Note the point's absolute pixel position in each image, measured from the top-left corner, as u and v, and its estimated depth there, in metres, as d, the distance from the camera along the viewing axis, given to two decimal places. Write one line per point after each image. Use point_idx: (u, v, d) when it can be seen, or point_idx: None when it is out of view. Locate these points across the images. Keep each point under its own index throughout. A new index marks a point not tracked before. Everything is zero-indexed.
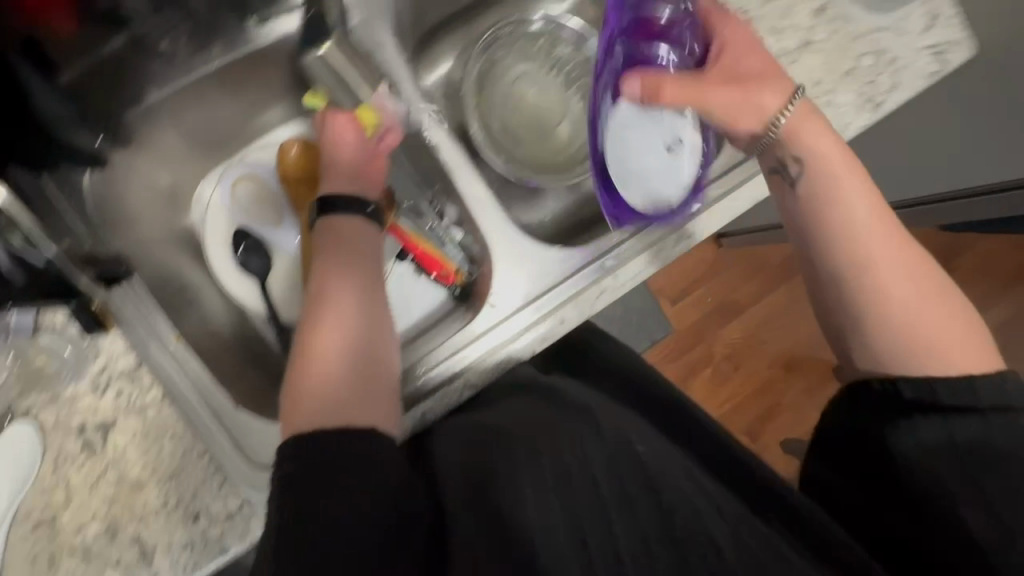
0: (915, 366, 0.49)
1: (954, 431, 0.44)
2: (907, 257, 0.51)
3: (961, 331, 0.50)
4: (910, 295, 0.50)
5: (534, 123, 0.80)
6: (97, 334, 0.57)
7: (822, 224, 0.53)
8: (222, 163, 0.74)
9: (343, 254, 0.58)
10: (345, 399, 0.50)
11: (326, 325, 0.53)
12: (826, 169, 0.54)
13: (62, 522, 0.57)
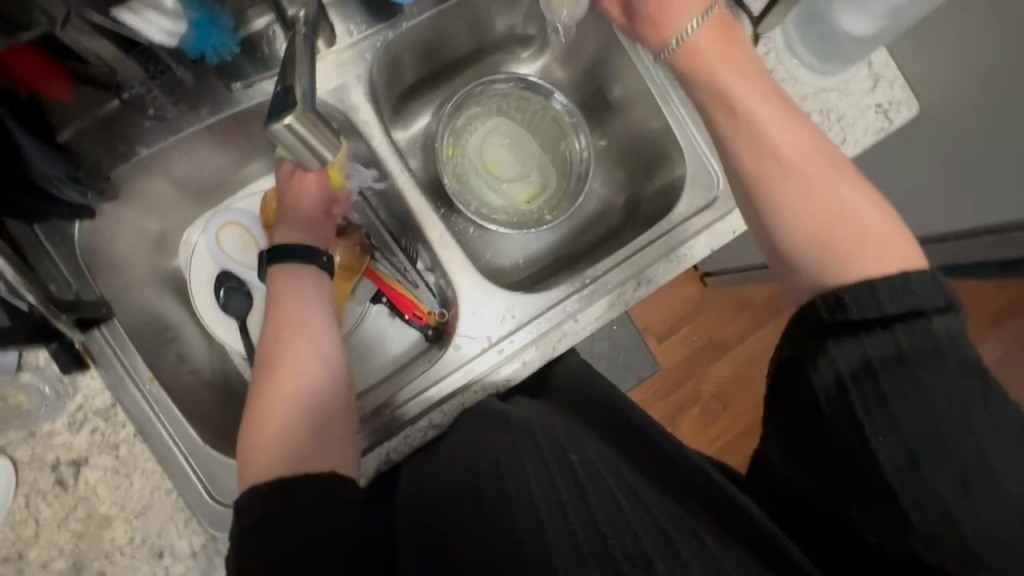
0: (836, 274, 0.50)
1: (867, 348, 0.45)
2: (818, 164, 0.53)
3: (881, 233, 0.50)
4: (822, 208, 0.52)
5: (506, 174, 0.87)
6: (76, 373, 0.60)
7: (734, 138, 0.56)
8: (208, 211, 0.78)
9: (302, 304, 0.62)
10: (301, 446, 0.52)
11: (280, 374, 0.56)
12: (731, 84, 0.56)
13: (29, 558, 0.58)
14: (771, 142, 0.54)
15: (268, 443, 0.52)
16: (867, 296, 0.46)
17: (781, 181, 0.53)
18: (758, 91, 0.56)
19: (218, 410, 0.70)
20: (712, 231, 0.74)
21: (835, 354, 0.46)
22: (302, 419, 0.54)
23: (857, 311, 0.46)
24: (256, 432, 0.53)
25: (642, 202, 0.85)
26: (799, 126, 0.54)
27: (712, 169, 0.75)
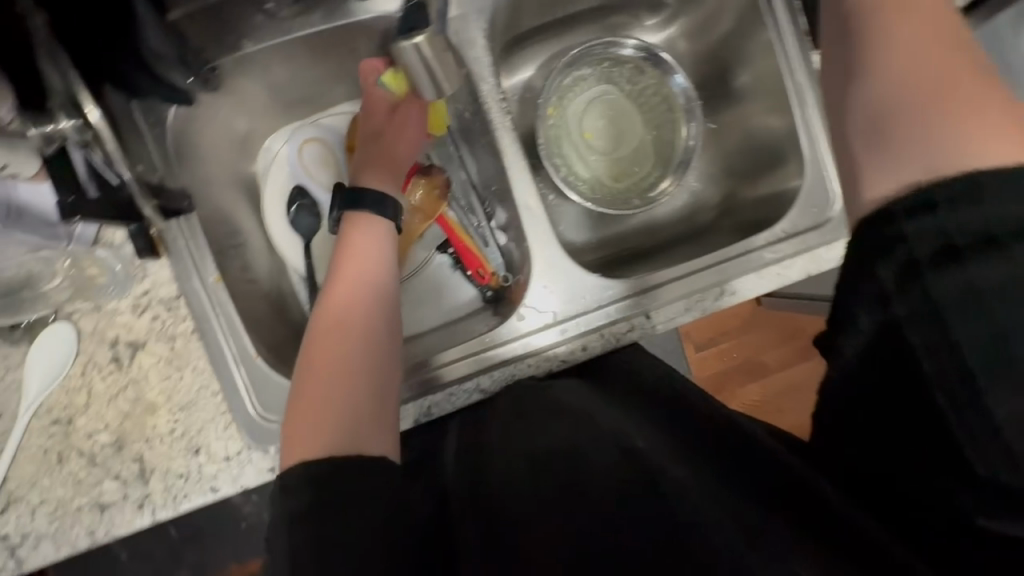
0: (922, 158, 0.39)
1: (974, 275, 0.34)
2: (925, 26, 0.42)
3: (1001, 116, 0.38)
4: (929, 76, 0.40)
5: (602, 148, 0.82)
6: (148, 258, 0.60)
7: (845, 2, 0.46)
8: (294, 121, 0.76)
9: (361, 273, 0.59)
10: (351, 424, 0.50)
11: (334, 344, 0.54)
12: None
13: (77, 424, 0.60)
14: (878, 18, 0.43)
15: (313, 417, 0.50)
16: (966, 201, 0.36)
17: (879, 47, 0.43)
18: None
19: (272, 323, 0.70)
20: (813, 255, 0.68)
21: (928, 287, 0.36)
22: (352, 396, 0.51)
23: (946, 223, 0.36)
24: (303, 403, 0.51)
25: (737, 208, 0.79)
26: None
27: (831, 188, 0.68)
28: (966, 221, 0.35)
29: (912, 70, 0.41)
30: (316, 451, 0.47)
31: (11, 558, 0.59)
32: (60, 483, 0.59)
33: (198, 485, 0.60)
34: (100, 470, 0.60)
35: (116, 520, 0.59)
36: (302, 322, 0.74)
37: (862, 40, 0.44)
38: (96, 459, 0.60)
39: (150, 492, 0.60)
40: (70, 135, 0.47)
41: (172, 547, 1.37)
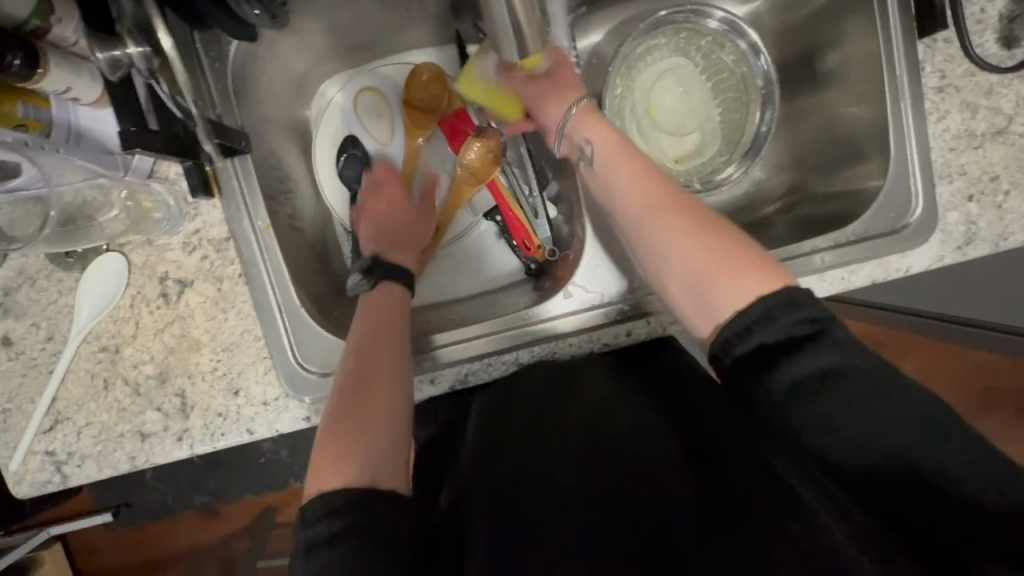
0: (717, 303, 0.47)
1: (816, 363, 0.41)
2: (686, 212, 0.52)
3: (741, 261, 0.48)
4: (691, 257, 0.50)
5: (667, 125, 0.78)
6: (202, 197, 0.59)
7: (649, 257, 0.53)
8: (351, 69, 0.74)
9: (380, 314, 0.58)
10: (371, 449, 0.46)
11: (360, 372, 0.51)
12: (624, 213, 0.55)
13: (124, 354, 0.61)
14: (640, 209, 0.54)
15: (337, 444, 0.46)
16: (765, 320, 0.44)
17: (664, 225, 0.52)
18: (620, 147, 0.58)
19: (316, 272, 0.69)
20: (881, 260, 0.65)
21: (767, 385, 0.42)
22: (382, 424, 0.48)
23: (764, 335, 0.43)
24: (329, 432, 0.48)
25: (803, 203, 0.75)
26: (650, 173, 0.56)
27: (915, 193, 0.64)
28: (773, 333, 0.43)
29: (677, 242, 0.51)
30: (337, 483, 0.43)
31: (56, 473, 0.61)
32: (106, 409, 0.61)
33: (236, 426, 0.61)
34: (144, 400, 0.61)
35: (157, 450, 0.61)
36: (343, 274, 0.74)
37: (646, 227, 0.53)
38: (140, 389, 0.61)
39: (190, 427, 0.61)
40: (137, 62, 0.45)
41: (193, 473, 1.44)
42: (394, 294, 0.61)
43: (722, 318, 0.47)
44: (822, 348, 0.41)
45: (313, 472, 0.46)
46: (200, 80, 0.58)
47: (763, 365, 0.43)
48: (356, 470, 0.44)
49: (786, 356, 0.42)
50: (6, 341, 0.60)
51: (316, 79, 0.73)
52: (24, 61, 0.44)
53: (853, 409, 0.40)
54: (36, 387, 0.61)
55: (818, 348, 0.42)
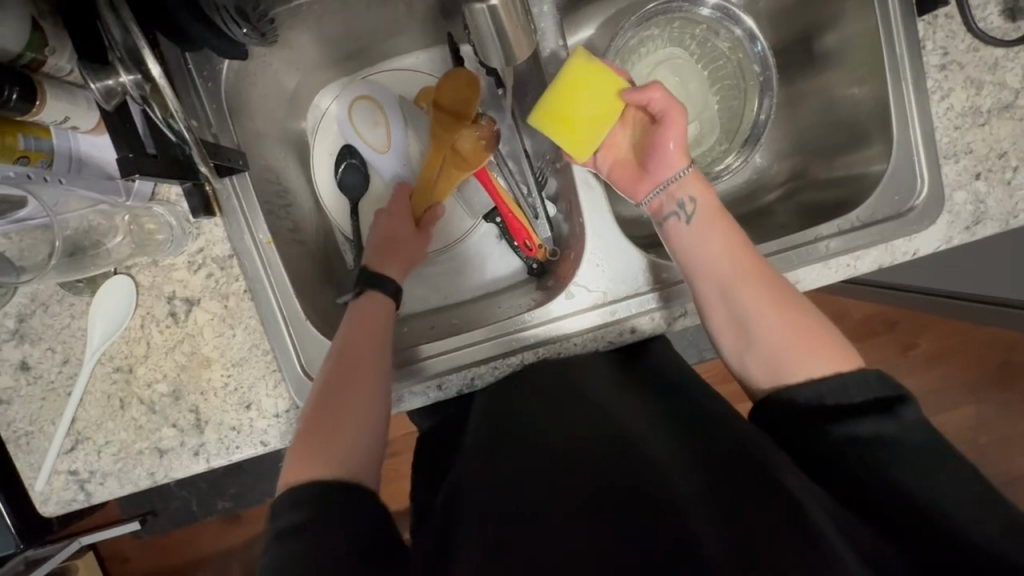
0: (795, 372, 0.52)
1: (883, 428, 0.45)
2: (776, 289, 0.55)
3: (821, 342, 0.52)
4: (776, 329, 0.54)
5: None
6: (202, 217, 0.59)
7: (740, 326, 0.55)
8: (344, 78, 0.74)
9: (364, 326, 0.59)
10: (347, 454, 0.49)
11: (337, 383, 0.54)
12: (720, 279, 0.57)
13: (137, 373, 0.62)
14: (733, 274, 0.56)
15: (313, 450, 0.49)
16: (835, 390, 0.49)
17: (756, 296, 0.55)
18: (715, 216, 0.59)
19: (320, 283, 0.70)
20: (887, 245, 0.64)
21: (833, 428, 0.47)
22: (356, 430, 0.51)
23: (839, 400, 0.48)
24: (304, 439, 0.51)
25: (805, 188, 0.74)
26: (738, 245, 0.58)
27: (920, 174, 0.63)
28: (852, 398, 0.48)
29: (767, 312, 0.54)
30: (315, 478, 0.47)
31: (80, 491, 0.63)
32: (123, 427, 0.63)
33: (250, 438, 0.63)
34: (159, 417, 0.62)
35: (175, 465, 0.63)
36: (347, 283, 0.75)
37: (734, 292, 0.56)
38: (155, 407, 0.62)
39: (206, 441, 0.63)
40: (129, 90, 0.45)
41: (213, 479, 1.47)
42: (377, 302, 0.62)
43: (793, 380, 0.52)
44: (886, 417, 0.46)
45: (291, 467, 0.49)
46: (195, 101, 0.58)
47: (826, 418, 0.48)
48: (328, 472, 0.47)
49: (836, 420, 0.47)
50: (24, 366, 0.61)
51: (311, 91, 0.73)
52: (21, 95, 0.45)
53: (887, 453, 0.44)
54: (55, 410, 0.62)
55: (881, 420, 0.45)
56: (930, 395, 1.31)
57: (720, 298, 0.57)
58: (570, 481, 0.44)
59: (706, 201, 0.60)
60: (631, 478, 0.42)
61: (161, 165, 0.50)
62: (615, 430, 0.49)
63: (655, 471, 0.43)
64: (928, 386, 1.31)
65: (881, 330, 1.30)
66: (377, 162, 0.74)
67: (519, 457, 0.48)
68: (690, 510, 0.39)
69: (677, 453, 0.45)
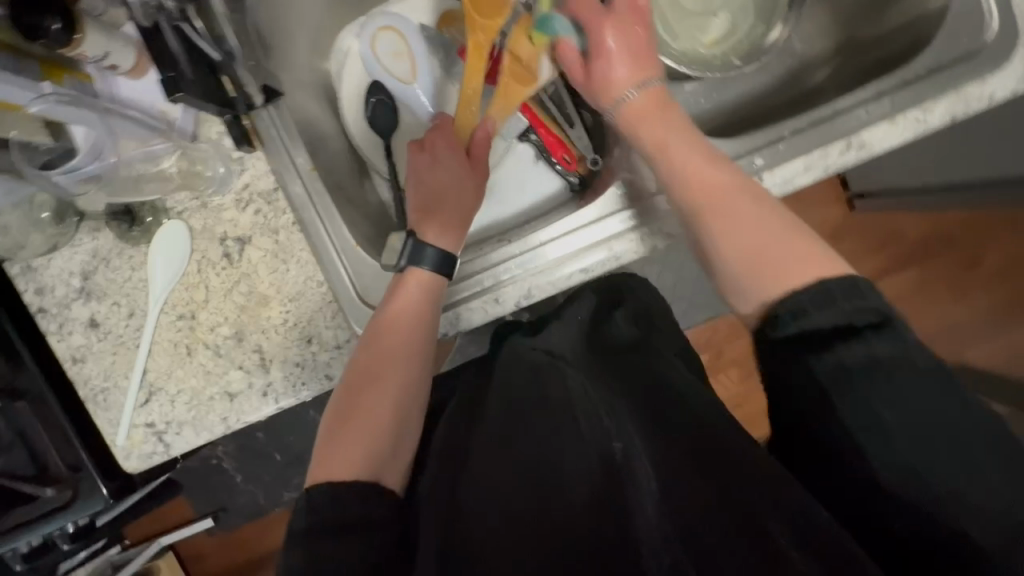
0: (768, 282, 0.49)
1: (876, 351, 0.41)
2: (741, 198, 0.54)
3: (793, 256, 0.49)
4: (740, 252, 0.52)
5: (694, 8, 0.74)
6: (244, 149, 0.60)
7: (704, 234, 0.55)
8: (361, 16, 0.74)
9: (399, 327, 0.58)
10: (379, 455, 0.52)
11: (369, 378, 0.56)
12: (699, 199, 0.55)
13: (200, 319, 0.62)
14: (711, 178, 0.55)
15: (341, 446, 0.52)
16: (821, 304, 0.43)
17: (718, 215, 0.54)
18: (686, 129, 0.60)
19: (363, 218, 0.69)
20: (959, 92, 0.59)
21: (816, 364, 0.42)
22: (380, 437, 0.54)
23: (823, 317, 0.43)
24: (332, 433, 0.54)
25: (854, 61, 0.71)
26: (718, 169, 0.56)
27: (988, 9, 0.58)
28: (827, 317, 0.43)
29: (732, 225, 0.53)
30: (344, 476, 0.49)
31: (159, 443, 0.64)
32: (193, 374, 0.63)
33: (316, 372, 0.63)
34: (225, 361, 0.63)
35: (245, 408, 0.63)
36: (389, 221, 0.74)
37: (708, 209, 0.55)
38: (220, 350, 0.63)
39: (272, 381, 0.63)
40: (167, 2, 0.46)
41: (277, 470, 1.50)
42: (409, 291, 0.59)
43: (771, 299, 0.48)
44: (879, 334, 0.41)
45: (319, 467, 0.51)
46: None
47: (812, 346, 0.43)
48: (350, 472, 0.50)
49: (819, 348, 0.42)
50: (93, 323, 0.63)
51: (332, 31, 0.73)
52: (61, 26, 0.46)
53: None
54: (126, 363, 0.63)
55: (876, 338, 0.41)
56: (984, 318, 1.34)
57: (687, 211, 0.56)
58: (562, 467, 0.47)
59: (692, 146, 0.58)
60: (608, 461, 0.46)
61: (199, 87, 0.50)
62: (586, 408, 0.52)
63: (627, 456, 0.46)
64: (977, 310, 1.34)
65: (940, 247, 1.33)
66: (406, 94, 0.73)
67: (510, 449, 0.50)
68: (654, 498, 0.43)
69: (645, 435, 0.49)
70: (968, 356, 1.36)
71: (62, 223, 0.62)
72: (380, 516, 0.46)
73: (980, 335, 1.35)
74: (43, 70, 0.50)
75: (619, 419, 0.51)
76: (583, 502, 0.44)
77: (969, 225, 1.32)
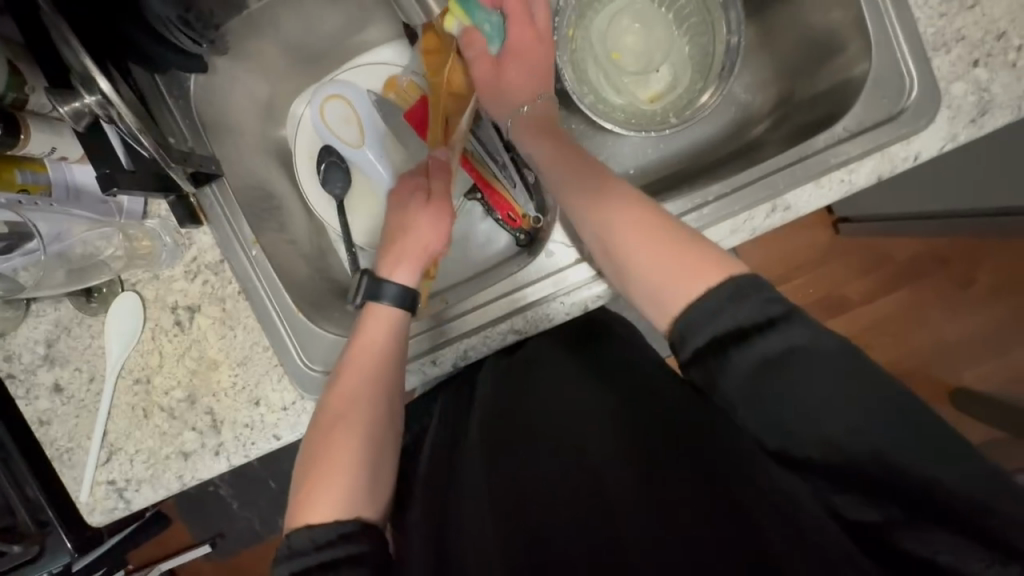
0: (688, 283, 0.47)
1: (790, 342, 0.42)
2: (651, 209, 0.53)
3: (701, 261, 0.48)
4: (660, 263, 0.49)
5: (633, 65, 0.75)
6: (191, 226, 0.64)
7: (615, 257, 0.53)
8: (314, 84, 0.78)
9: (365, 355, 0.59)
10: (357, 481, 0.52)
11: (343, 408, 0.56)
12: (608, 215, 0.53)
13: (155, 383, 0.66)
14: (615, 226, 0.53)
15: (315, 477, 0.52)
16: (731, 300, 0.44)
17: (636, 230, 0.52)
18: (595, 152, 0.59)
19: (314, 277, 0.72)
20: (883, 153, 0.59)
21: (737, 358, 0.43)
22: (358, 466, 0.52)
23: (733, 315, 0.44)
24: (305, 469, 0.53)
25: (794, 112, 0.71)
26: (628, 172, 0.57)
27: (908, 72, 0.59)
28: (748, 311, 0.44)
29: (647, 242, 0.51)
30: (321, 512, 0.49)
31: (120, 500, 0.66)
32: (149, 435, 0.66)
33: (263, 433, 0.65)
34: (179, 422, 0.66)
35: (199, 466, 0.66)
36: (344, 276, 0.76)
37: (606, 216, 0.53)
38: (174, 413, 0.66)
39: (223, 441, 0.65)
40: (94, 109, 0.49)
41: (271, 497, 1.52)
42: (376, 316, 0.62)
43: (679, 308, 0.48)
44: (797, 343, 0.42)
45: (295, 507, 0.51)
46: (169, 119, 0.63)
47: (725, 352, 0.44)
48: (330, 507, 0.49)
49: (736, 344, 0.43)
50: (57, 388, 0.66)
51: (285, 98, 0.77)
52: (6, 129, 0.50)
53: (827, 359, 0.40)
54: (88, 426, 0.66)
55: (789, 326, 0.42)
56: (984, 339, 1.31)
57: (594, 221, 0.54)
58: (543, 487, 0.46)
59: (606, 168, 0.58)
60: (589, 485, 0.44)
61: (139, 178, 0.55)
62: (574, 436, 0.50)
63: (601, 476, 0.45)
64: (973, 332, 1.30)
65: (932, 268, 1.30)
66: (354, 157, 0.76)
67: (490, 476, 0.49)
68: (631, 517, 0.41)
69: (620, 454, 0.47)
70: (966, 378, 1.32)
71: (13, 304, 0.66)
72: (360, 549, 0.47)
73: (979, 357, 1.31)
74: None
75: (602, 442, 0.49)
76: (564, 522, 0.42)
77: (962, 247, 1.28)
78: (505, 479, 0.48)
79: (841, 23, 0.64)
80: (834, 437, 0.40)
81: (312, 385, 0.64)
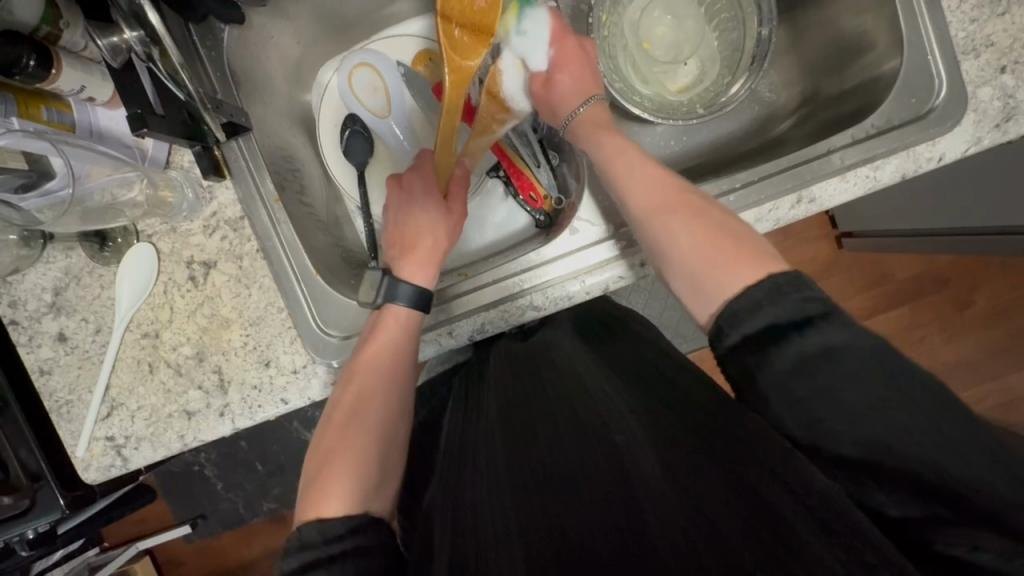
0: (724, 278, 0.49)
1: (828, 337, 0.42)
2: (687, 206, 0.54)
3: (745, 256, 0.49)
4: (699, 250, 0.51)
5: (661, 55, 0.76)
6: (213, 179, 0.63)
7: (660, 254, 0.55)
8: (342, 53, 0.78)
9: (374, 354, 0.58)
10: (366, 477, 0.50)
11: (353, 407, 0.55)
12: (648, 203, 0.56)
13: (163, 338, 0.64)
14: (651, 208, 0.55)
15: (324, 475, 0.50)
16: (773, 298, 0.45)
17: (675, 217, 0.53)
18: (638, 156, 0.59)
19: (331, 243, 0.71)
20: (909, 151, 0.60)
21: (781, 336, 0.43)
22: (365, 462, 0.51)
23: (776, 310, 0.44)
24: (315, 466, 0.51)
25: (817, 111, 0.73)
26: (665, 178, 0.57)
27: (937, 74, 0.60)
28: (789, 309, 0.44)
29: (687, 232, 0.52)
30: (332, 508, 0.47)
31: (117, 457, 0.64)
32: (153, 391, 0.64)
33: (271, 396, 0.64)
34: (185, 380, 0.64)
35: (202, 426, 0.64)
36: (360, 247, 0.76)
37: (656, 217, 0.55)
38: (181, 369, 0.64)
39: (229, 402, 0.64)
40: (134, 46, 0.50)
41: (257, 480, 1.49)
42: (391, 314, 0.60)
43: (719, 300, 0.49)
44: (840, 326, 0.42)
45: (303, 504, 0.49)
46: (201, 71, 0.62)
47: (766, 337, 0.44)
48: (337, 501, 0.48)
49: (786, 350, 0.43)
50: (61, 337, 0.65)
51: (313, 65, 0.77)
52: (37, 63, 0.49)
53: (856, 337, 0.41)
54: (90, 378, 0.65)
55: (829, 326, 0.42)
56: (978, 362, 1.33)
57: (635, 211, 0.57)
58: (565, 480, 0.44)
59: (642, 164, 0.58)
60: (614, 477, 0.42)
61: (168, 122, 0.54)
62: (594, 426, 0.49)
63: (627, 465, 0.43)
64: (970, 353, 1.32)
65: (932, 288, 1.31)
66: (377, 126, 0.76)
67: (511, 465, 0.48)
68: (657, 509, 0.38)
69: (648, 439, 0.46)
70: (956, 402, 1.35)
71: (29, 244, 0.64)
72: (368, 541, 0.45)
73: (973, 378, 1.33)
74: (20, 104, 0.51)
75: (628, 425, 0.48)
76: (587, 517, 0.39)
77: (961, 269, 1.30)
78: (524, 475, 0.46)
79: (870, 26, 0.66)
80: (860, 411, 0.40)
81: (325, 347, 0.63)
